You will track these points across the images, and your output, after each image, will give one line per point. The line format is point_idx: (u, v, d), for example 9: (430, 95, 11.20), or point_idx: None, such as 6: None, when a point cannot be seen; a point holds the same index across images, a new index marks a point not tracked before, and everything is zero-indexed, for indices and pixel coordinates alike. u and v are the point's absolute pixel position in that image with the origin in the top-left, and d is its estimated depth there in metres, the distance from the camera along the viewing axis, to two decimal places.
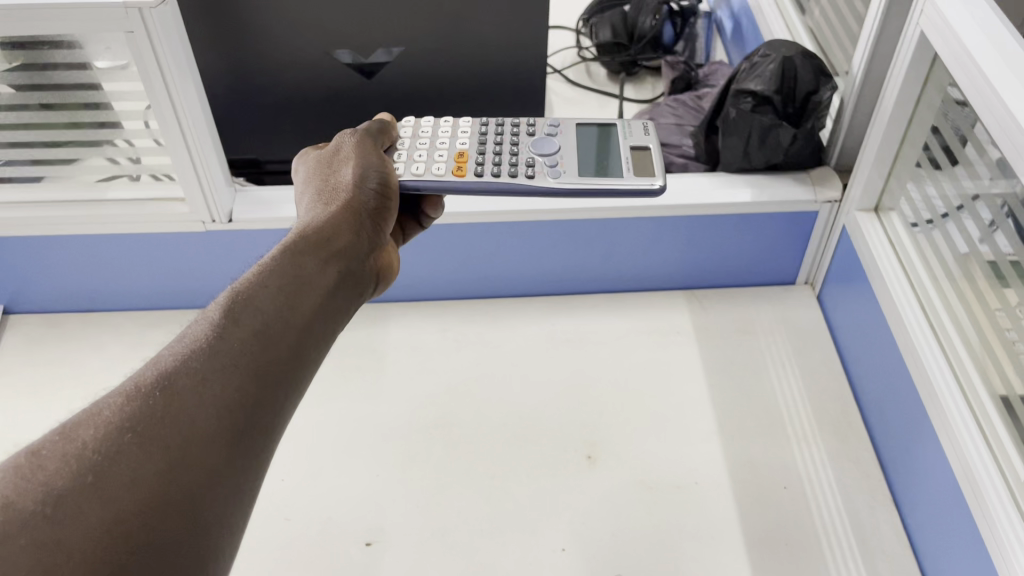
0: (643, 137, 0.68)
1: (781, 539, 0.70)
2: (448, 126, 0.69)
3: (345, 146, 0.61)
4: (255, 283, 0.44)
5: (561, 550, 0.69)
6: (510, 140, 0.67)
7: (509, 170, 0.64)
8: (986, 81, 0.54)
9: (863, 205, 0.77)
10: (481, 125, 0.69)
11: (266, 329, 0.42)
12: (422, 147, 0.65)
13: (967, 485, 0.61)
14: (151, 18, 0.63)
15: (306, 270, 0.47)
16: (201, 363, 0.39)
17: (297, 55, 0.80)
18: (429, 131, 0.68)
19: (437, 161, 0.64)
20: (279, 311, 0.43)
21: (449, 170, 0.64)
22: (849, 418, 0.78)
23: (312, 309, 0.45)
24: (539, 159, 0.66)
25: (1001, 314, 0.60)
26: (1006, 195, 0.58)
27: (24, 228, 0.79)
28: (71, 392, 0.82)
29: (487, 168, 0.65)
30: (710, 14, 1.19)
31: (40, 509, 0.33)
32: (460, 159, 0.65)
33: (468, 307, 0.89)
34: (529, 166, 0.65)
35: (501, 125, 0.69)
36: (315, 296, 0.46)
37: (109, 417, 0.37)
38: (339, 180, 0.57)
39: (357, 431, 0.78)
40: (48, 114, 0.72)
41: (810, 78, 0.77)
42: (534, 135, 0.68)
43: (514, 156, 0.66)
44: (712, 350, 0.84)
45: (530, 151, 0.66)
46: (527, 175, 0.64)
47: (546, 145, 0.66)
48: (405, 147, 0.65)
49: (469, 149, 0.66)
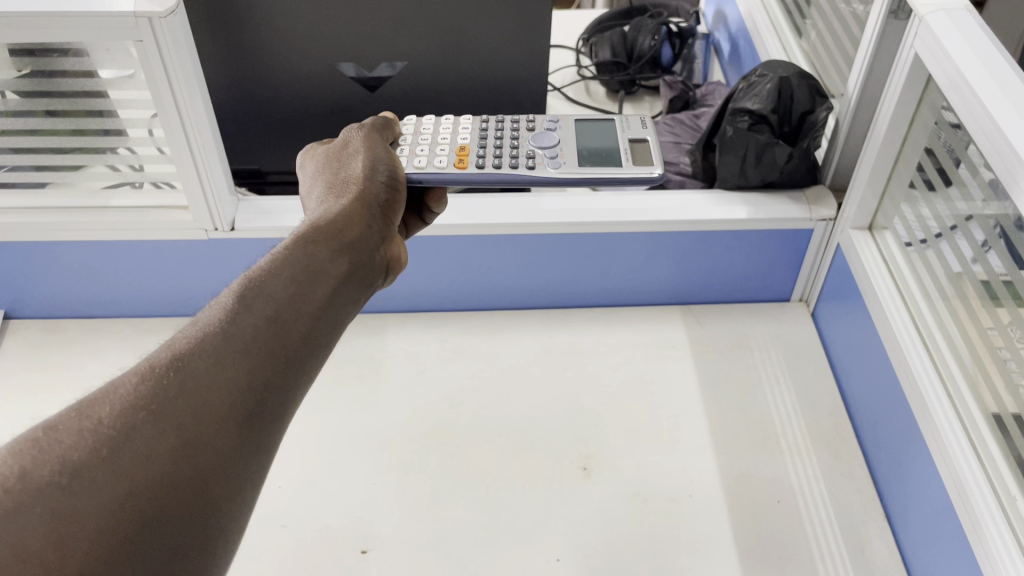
0: (640, 130, 0.69)
1: (772, 550, 0.70)
2: (449, 123, 0.70)
3: (354, 139, 0.62)
4: (269, 270, 0.45)
5: (555, 561, 0.69)
6: (511, 135, 0.69)
7: (509, 162, 0.66)
8: (979, 102, 0.55)
9: (857, 223, 0.78)
10: (482, 122, 0.70)
11: (279, 315, 0.43)
12: (424, 142, 0.67)
13: (959, 500, 0.61)
14: (160, 27, 0.65)
15: (321, 257, 0.47)
16: (214, 345, 0.40)
17: (301, 68, 0.82)
18: (431, 128, 0.69)
19: (439, 155, 0.65)
20: (292, 297, 0.44)
21: (451, 162, 0.65)
22: (842, 433, 0.79)
23: (323, 298, 0.46)
24: (539, 152, 0.67)
25: (994, 333, 0.61)
26: (998, 216, 0.59)
27: (26, 234, 0.79)
28: (68, 396, 0.83)
29: (488, 161, 0.66)
30: (708, 36, 1.21)
31: (56, 480, 0.33)
32: (462, 153, 0.66)
33: (466, 318, 0.90)
34: (529, 158, 0.66)
35: (501, 122, 0.70)
36: (327, 286, 0.46)
37: (128, 391, 0.37)
38: (350, 173, 0.58)
39: (355, 440, 0.79)
40: (54, 121, 0.72)
41: (806, 98, 0.80)
42: (534, 130, 0.69)
43: (514, 149, 0.67)
44: (708, 365, 0.85)
45: (531, 144, 0.68)
46: (528, 167, 0.66)
47: (546, 138, 0.68)
48: (407, 143, 0.67)
49: (470, 144, 0.68)
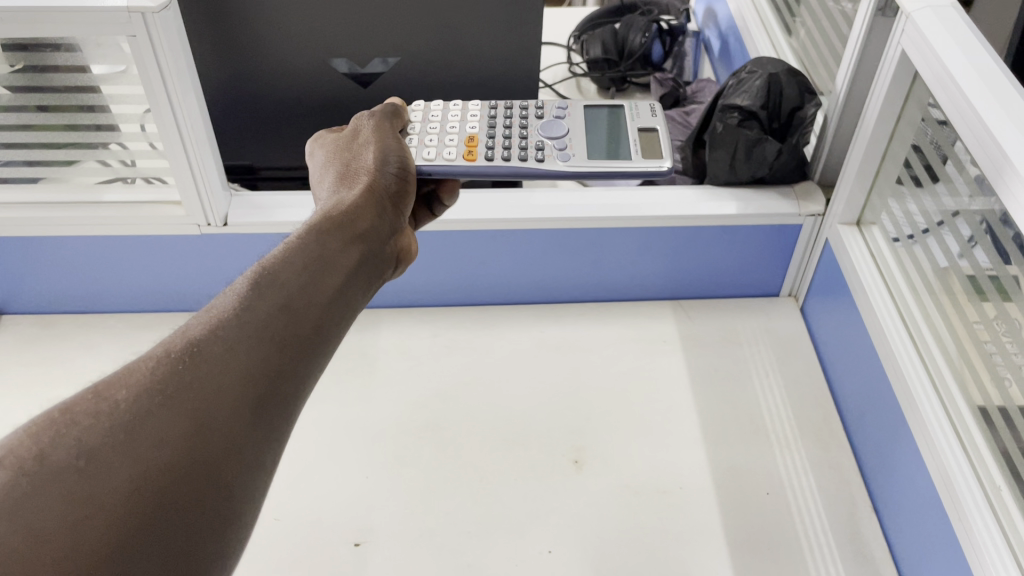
0: (650, 119, 0.70)
1: (763, 542, 0.71)
2: (457, 110, 0.70)
3: (365, 129, 0.62)
4: (281, 258, 0.45)
5: (548, 552, 0.70)
6: (520, 125, 0.70)
7: (518, 153, 0.66)
8: (965, 99, 0.56)
9: (845, 218, 0.79)
10: (491, 111, 0.71)
11: (293, 303, 0.43)
12: (434, 132, 0.67)
13: (946, 493, 0.62)
14: (153, 22, 0.65)
15: (332, 246, 0.48)
16: (228, 331, 0.40)
17: (292, 63, 0.82)
18: (439, 116, 0.69)
19: (448, 146, 0.66)
20: (305, 285, 0.44)
21: (460, 153, 0.66)
22: (831, 426, 0.80)
23: (334, 286, 0.46)
24: (548, 142, 0.68)
25: (980, 327, 0.62)
26: (984, 213, 0.60)
27: (18, 229, 0.79)
28: (59, 391, 0.82)
29: (497, 152, 0.67)
30: (698, 33, 1.22)
31: (73, 462, 0.34)
32: (471, 143, 0.67)
33: (459, 313, 0.90)
34: (539, 149, 0.67)
35: (509, 110, 0.71)
36: (338, 274, 0.47)
37: (142, 375, 0.38)
38: (361, 163, 0.58)
39: (348, 435, 0.79)
40: (47, 116, 0.72)
41: (795, 94, 0.81)
42: (542, 119, 0.70)
43: (524, 140, 0.68)
44: (698, 359, 0.86)
45: (540, 135, 0.69)
46: (537, 158, 0.66)
47: (555, 128, 0.69)
48: (417, 132, 0.67)
49: (478, 134, 0.68)
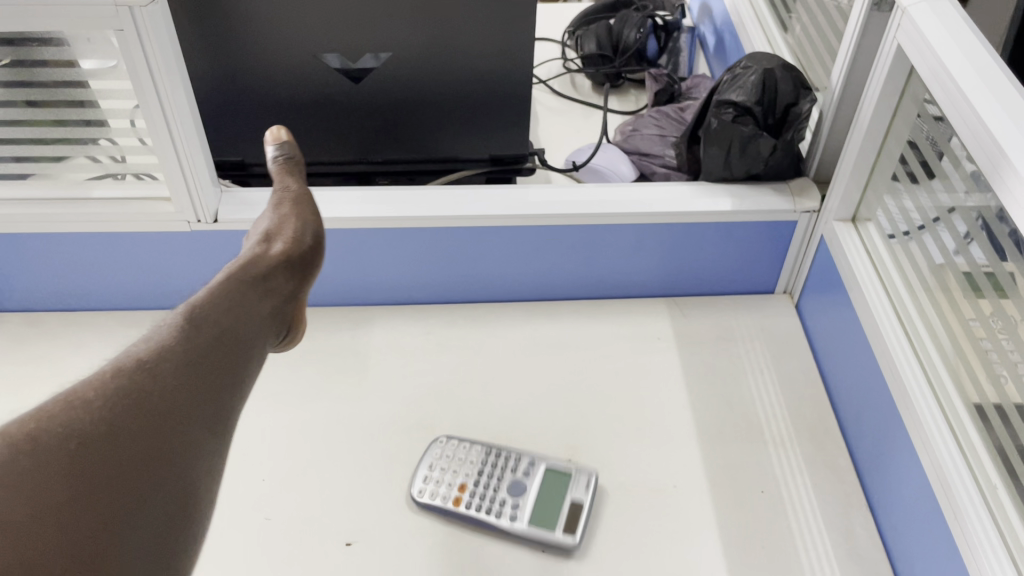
0: (581, 495, 0.72)
1: (757, 542, 0.70)
2: (467, 449, 0.76)
3: (289, 192, 0.72)
4: (174, 332, 0.54)
5: (541, 552, 0.69)
6: (507, 469, 0.74)
7: (488, 512, 0.71)
8: (963, 95, 0.55)
9: (840, 215, 0.78)
10: (489, 455, 0.75)
11: (194, 365, 0.53)
12: (438, 476, 0.73)
13: (942, 492, 0.62)
14: (141, 16, 0.64)
15: (248, 301, 0.60)
16: (110, 405, 0.47)
17: (283, 58, 0.81)
18: (450, 456, 0.75)
19: (444, 490, 0.72)
20: (207, 349, 0.54)
21: (449, 501, 0.72)
22: (826, 424, 0.79)
23: (235, 348, 0.56)
24: (513, 501, 0.72)
25: (977, 324, 0.62)
26: (980, 208, 0.60)
27: (6, 226, 0.78)
28: (48, 389, 0.82)
29: (476, 507, 0.71)
30: (693, 29, 1.21)
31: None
32: (461, 492, 0.72)
33: (453, 310, 0.90)
34: (504, 513, 0.71)
35: (506, 452, 0.75)
36: (240, 338, 0.57)
37: (78, 407, 0.47)
38: (282, 231, 0.69)
39: (339, 434, 0.78)
40: (35, 111, 0.71)
41: (790, 89, 0.80)
42: (520, 477, 0.74)
43: (502, 492, 0.72)
44: (692, 357, 0.85)
45: (512, 493, 0.72)
46: (499, 520, 0.70)
47: (522, 492, 0.72)
48: (426, 470, 0.74)
49: (471, 481, 0.73)
